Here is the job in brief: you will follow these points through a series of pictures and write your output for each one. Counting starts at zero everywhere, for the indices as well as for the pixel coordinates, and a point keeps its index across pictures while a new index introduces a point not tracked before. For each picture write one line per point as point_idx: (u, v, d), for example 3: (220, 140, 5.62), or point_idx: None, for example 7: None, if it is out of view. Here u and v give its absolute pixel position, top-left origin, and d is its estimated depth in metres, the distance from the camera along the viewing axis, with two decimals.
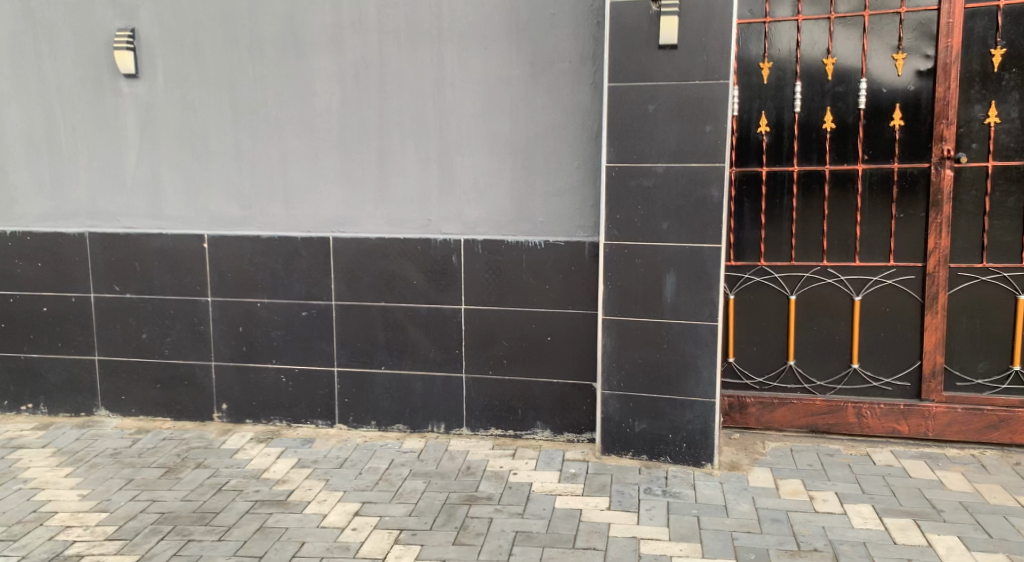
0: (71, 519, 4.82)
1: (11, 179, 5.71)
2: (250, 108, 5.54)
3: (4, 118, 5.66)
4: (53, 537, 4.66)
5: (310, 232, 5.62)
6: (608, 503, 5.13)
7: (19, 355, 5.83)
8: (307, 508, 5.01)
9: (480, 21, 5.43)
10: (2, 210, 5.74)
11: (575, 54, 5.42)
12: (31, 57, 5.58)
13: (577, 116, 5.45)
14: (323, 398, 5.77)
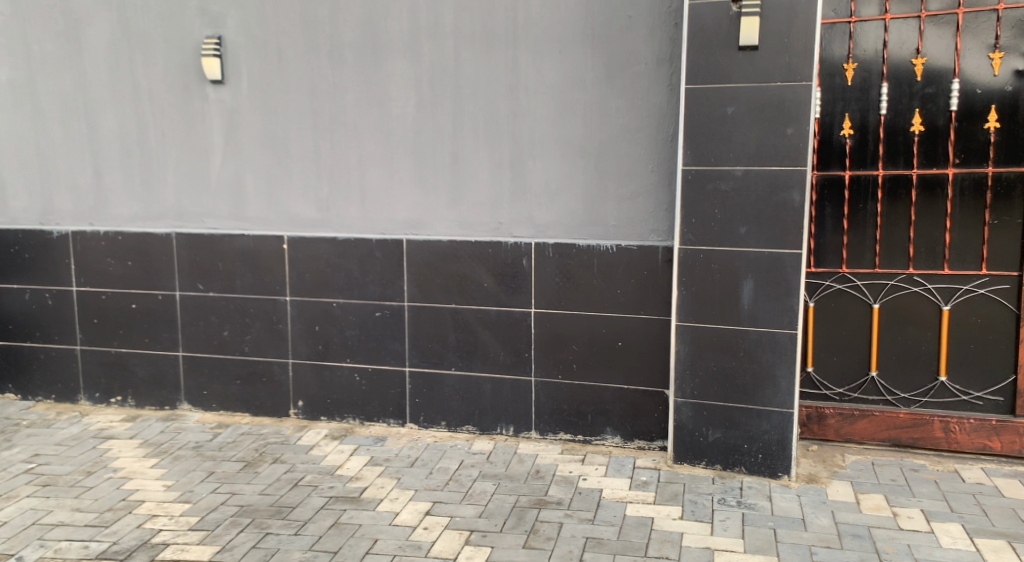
0: (157, 509, 5.01)
1: (103, 180, 5.93)
2: (329, 113, 5.68)
3: (100, 124, 5.87)
4: (141, 525, 4.85)
5: (384, 234, 5.73)
6: (680, 513, 5.06)
7: (109, 350, 6.05)
8: (380, 505, 5.09)
9: (556, 24, 5.45)
10: (94, 210, 5.96)
11: (651, 57, 5.39)
12: (125, 64, 5.79)
13: (651, 119, 5.42)
14: (395, 397, 5.87)
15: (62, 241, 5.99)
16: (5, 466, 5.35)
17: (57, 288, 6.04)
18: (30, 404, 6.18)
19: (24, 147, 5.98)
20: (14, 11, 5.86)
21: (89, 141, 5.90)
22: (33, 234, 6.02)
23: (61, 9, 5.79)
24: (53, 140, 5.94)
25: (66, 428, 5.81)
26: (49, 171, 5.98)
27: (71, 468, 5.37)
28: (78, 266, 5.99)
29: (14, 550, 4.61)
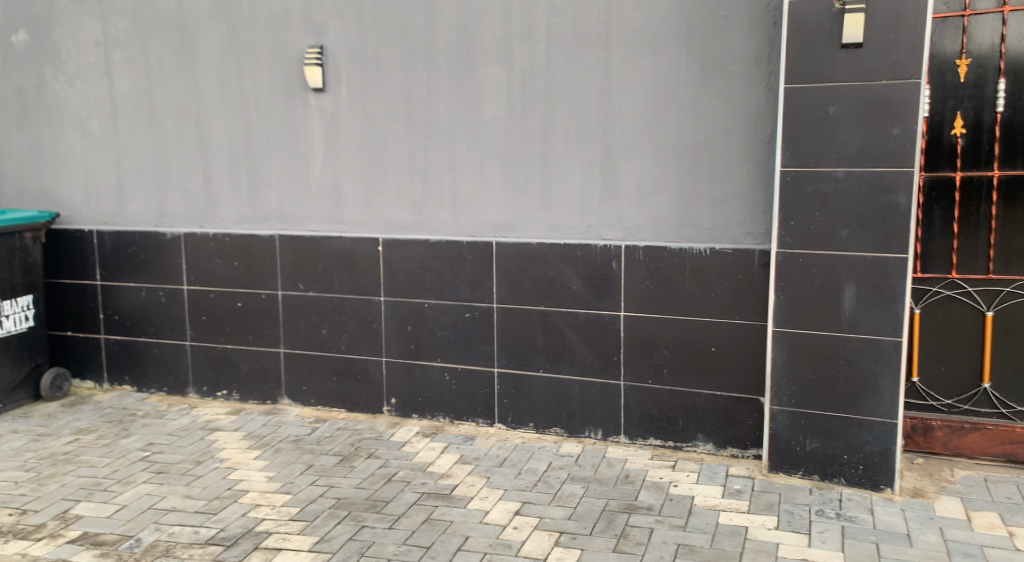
0: (260, 498, 5.22)
1: (212, 184, 6.21)
2: (423, 117, 5.82)
3: (210, 131, 6.15)
4: (246, 513, 5.06)
5: (475, 237, 5.85)
6: (776, 523, 4.94)
7: (216, 346, 6.34)
8: (470, 503, 5.18)
9: (650, 25, 5.44)
10: (203, 213, 6.26)
11: (748, 56, 5.31)
12: (234, 73, 6.04)
13: (747, 120, 5.35)
14: (484, 397, 5.97)
15: (175, 241, 6.29)
16: (123, 453, 5.62)
17: (170, 287, 6.35)
18: (145, 396, 6.52)
19: (141, 154, 6.29)
20: (134, 25, 6.15)
21: (200, 148, 6.18)
22: (148, 237, 6.33)
23: (177, 23, 6.07)
24: (168, 147, 6.24)
25: (177, 419, 6.10)
26: (164, 176, 6.28)
27: (182, 456, 5.63)
28: (189, 265, 6.29)
29: (131, 532, 4.85)
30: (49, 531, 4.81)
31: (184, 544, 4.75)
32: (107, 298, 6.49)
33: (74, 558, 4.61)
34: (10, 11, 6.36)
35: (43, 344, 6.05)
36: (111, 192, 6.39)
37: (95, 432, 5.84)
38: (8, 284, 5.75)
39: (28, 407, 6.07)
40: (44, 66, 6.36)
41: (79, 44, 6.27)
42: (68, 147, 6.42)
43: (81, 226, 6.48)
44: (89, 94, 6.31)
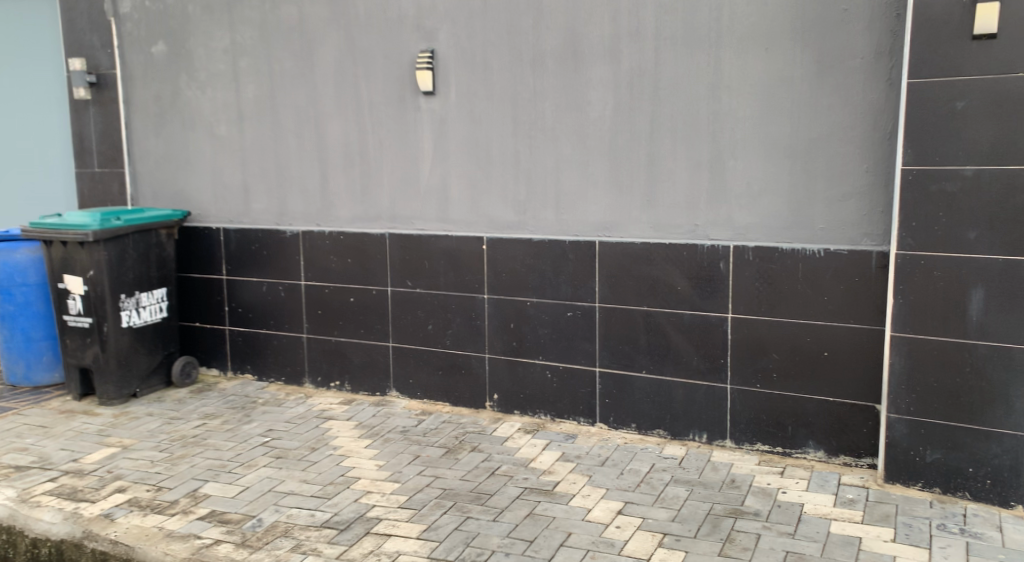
0: (370, 486, 5.39)
1: (328, 184, 6.49)
2: (529, 117, 5.92)
3: (327, 134, 6.43)
4: (357, 499, 5.23)
5: (578, 236, 5.91)
6: (893, 535, 4.75)
7: (330, 339, 6.62)
8: (572, 500, 5.23)
9: (763, 21, 5.34)
10: (320, 212, 6.54)
11: (868, 50, 5.14)
12: (350, 78, 6.29)
13: (867, 117, 5.18)
14: (586, 396, 6.03)
15: (294, 239, 6.61)
16: (245, 437, 5.88)
17: (289, 282, 6.68)
18: (264, 384, 6.86)
19: (264, 156, 6.64)
20: (260, 34, 6.50)
21: (317, 150, 6.47)
22: (270, 234, 6.68)
23: (299, 31, 6.38)
24: (288, 149, 6.56)
25: (294, 407, 6.38)
26: (284, 177, 6.61)
27: (299, 443, 5.84)
28: (306, 261, 6.60)
29: (254, 512, 5.08)
30: (181, 508, 5.08)
31: (302, 526, 4.95)
32: (232, 292, 6.89)
33: (203, 533, 4.85)
34: (150, 24, 6.82)
35: (174, 333, 6.45)
36: (237, 193, 6.77)
37: (220, 417, 6.15)
38: (146, 277, 6.16)
39: (161, 392, 6.46)
40: (178, 75, 6.80)
41: (210, 53, 6.67)
42: (198, 150, 6.84)
43: (208, 224, 6.89)
44: (218, 100, 6.71)
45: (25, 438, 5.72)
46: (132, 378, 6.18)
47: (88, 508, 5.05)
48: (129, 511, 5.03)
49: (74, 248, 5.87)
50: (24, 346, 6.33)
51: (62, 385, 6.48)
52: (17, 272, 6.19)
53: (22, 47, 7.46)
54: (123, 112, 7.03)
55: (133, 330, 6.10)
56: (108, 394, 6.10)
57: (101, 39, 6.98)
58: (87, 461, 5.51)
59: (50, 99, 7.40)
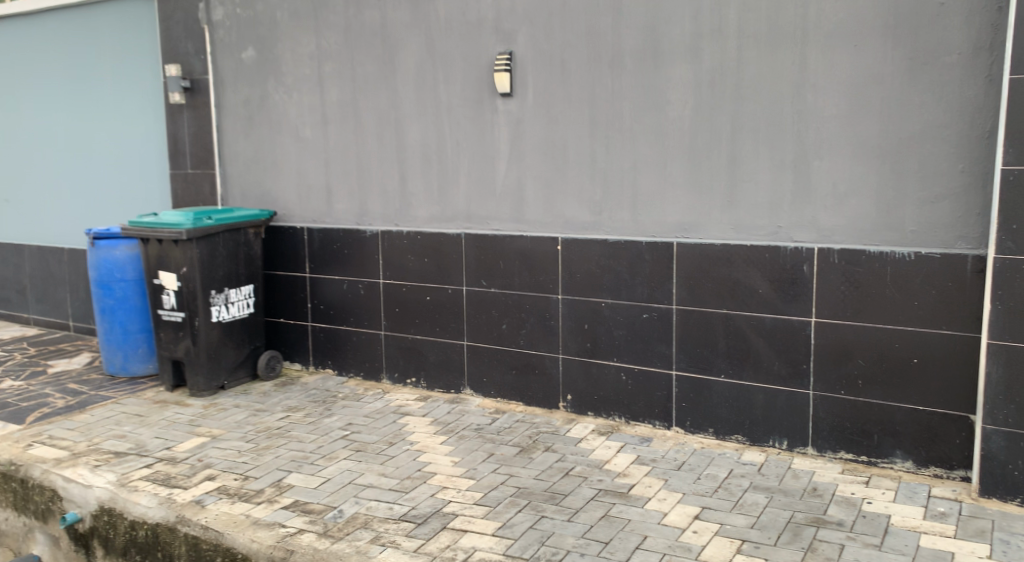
0: (446, 481, 5.45)
1: (408, 185, 6.61)
2: (608, 118, 5.91)
3: (407, 136, 6.55)
4: (434, 494, 5.30)
5: (655, 237, 5.88)
6: (988, 552, 4.55)
7: (407, 336, 6.74)
8: (648, 503, 5.19)
9: (852, 17, 5.18)
10: (398, 212, 6.68)
11: (966, 45, 4.94)
12: (430, 81, 6.40)
13: (964, 114, 4.98)
14: (661, 400, 5.98)
15: (374, 239, 6.76)
16: (327, 430, 6.03)
17: (368, 280, 6.83)
18: (344, 379, 7.03)
19: (346, 157, 6.81)
20: (344, 39, 6.66)
21: (398, 152, 6.61)
22: (350, 234, 6.85)
23: (381, 35, 6.52)
24: (369, 150, 6.72)
25: (372, 402, 6.52)
26: (365, 178, 6.77)
27: (377, 437, 5.95)
28: (384, 261, 6.74)
29: (334, 503, 5.19)
30: (266, 497, 5.22)
31: (380, 518, 5.03)
32: (315, 289, 7.08)
33: (287, 522, 4.98)
34: (241, 31, 7.08)
35: (260, 329, 6.70)
36: (320, 193, 6.96)
37: (303, 410, 6.33)
38: (235, 275, 6.42)
39: (247, 384, 6.69)
40: (267, 80, 7.04)
41: (296, 58, 6.88)
42: (284, 152, 7.07)
43: (293, 223, 7.10)
44: (304, 103, 6.91)
45: (123, 425, 5.98)
46: (221, 371, 6.44)
47: (181, 494, 5.22)
48: (218, 499, 5.19)
49: (168, 247, 6.16)
50: (121, 339, 6.66)
51: (156, 376, 6.79)
52: (116, 268, 6.53)
53: (121, 52, 7.82)
54: (215, 115, 7.32)
55: (222, 325, 6.36)
56: (199, 385, 6.38)
57: (196, 46, 7.29)
58: (180, 449, 5.71)
59: (148, 104, 7.73)
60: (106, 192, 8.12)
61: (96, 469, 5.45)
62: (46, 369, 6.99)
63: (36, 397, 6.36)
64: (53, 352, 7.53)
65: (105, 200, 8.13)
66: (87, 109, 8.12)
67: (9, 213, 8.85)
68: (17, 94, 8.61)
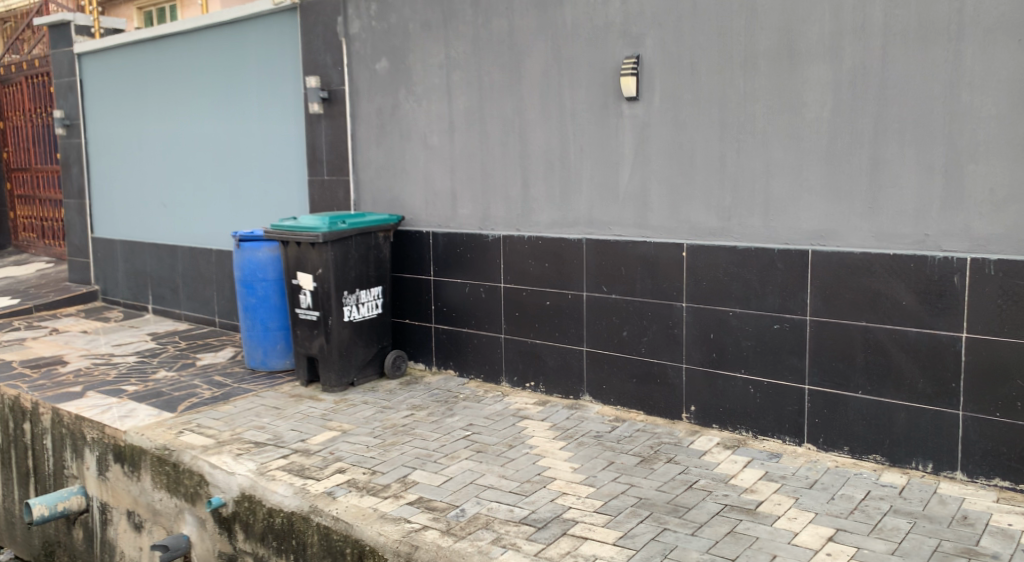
0: (566, 487, 5.43)
1: (531, 191, 6.67)
2: (740, 121, 5.75)
3: (530, 141, 6.62)
4: (554, 499, 5.28)
5: (788, 244, 5.67)
6: None
7: (528, 341, 6.79)
8: (777, 521, 4.96)
9: (1015, 10, 4.82)
10: (521, 218, 6.75)
11: None
12: (555, 86, 6.44)
13: None
14: (792, 414, 5.75)
15: (496, 243, 6.87)
16: (449, 430, 6.16)
17: (490, 284, 6.94)
18: (464, 380, 7.16)
19: (471, 164, 6.95)
20: (472, 47, 6.81)
21: (522, 158, 6.68)
22: (473, 238, 6.98)
23: (508, 43, 6.62)
24: (494, 156, 6.83)
25: (492, 404, 6.62)
26: (488, 183, 6.89)
27: (497, 439, 6.03)
28: (506, 265, 6.84)
29: (457, 501, 5.26)
30: (392, 492, 5.36)
31: (501, 520, 5.05)
32: (439, 292, 7.25)
33: (412, 518, 5.07)
34: (375, 43, 7.37)
35: (387, 329, 6.96)
36: (445, 199, 7.14)
37: (426, 409, 6.51)
38: (366, 276, 6.70)
39: (375, 382, 6.95)
40: (398, 89, 7.29)
41: (427, 67, 7.09)
42: (413, 159, 7.29)
43: (419, 228, 7.31)
44: (433, 112, 7.12)
45: (262, 417, 6.31)
46: (351, 368, 6.73)
47: (314, 485, 5.41)
48: (347, 491, 5.35)
49: (306, 248, 6.51)
50: (262, 335, 7.10)
51: (292, 371, 7.19)
52: (259, 269, 6.97)
53: (266, 52, 8.29)
54: (351, 124, 7.66)
55: (353, 324, 6.65)
56: (331, 382, 6.69)
57: (334, 58, 7.65)
58: (313, 442, 5.96)
59: (291, 99, 8.15)
60: (252, 199, 8.64)
61: (239, 457, 5.72)
62: (195, 362, 7.54)
63: (186, 388, 6.84)
64: (201, 346, 8.10)
65: (252, 206, 8.65)
66: (238, 114, 8.65)
67: (166, 218, 9.56)
68: (176, 104, 9.28)
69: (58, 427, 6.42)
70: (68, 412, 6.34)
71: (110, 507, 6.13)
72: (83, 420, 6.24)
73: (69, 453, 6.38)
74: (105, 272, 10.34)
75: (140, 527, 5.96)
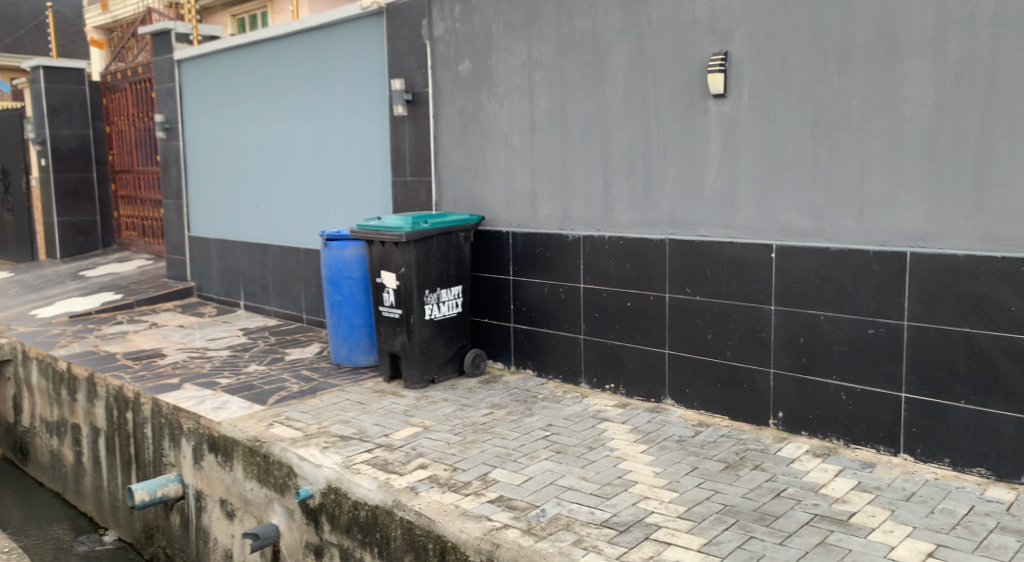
0: (648, 491, 5.31)
1: (613, 191, 6.59)
2: (834, 118, 5.53)
3: (613, 140, 6.54)
4: (636, 503, 5.18)
5: (885, 246, 5.42)
6: None
7: (607, 342, 6.71)
8: (872, 534, 4.74)
9: None
10: (603, 217, 6.67)
11: None
12: (639, 85, 6.34)
13: None
14: (887, 423, 5.49)
15: (576, 243, 6.82)
16: (528, 430, 6.15)
17: (569, 284, 6.89)
18: (543, 380, 7.13)
19: (553, 164, 6.92)
20: (555, 47, 6.78)
21: (605, 157, 6.60)
22: (553, 238, 6.95)
23: (591, 42, 6.56)
24: (575, 156, 6.77)
25: (572, 405, 6.57)
26: (569, 183, 6.84)
27: (577, 440, 5.99)
28: (586, 265, 6.77)
29: (537, 501, 5.23)
30: (473, 489, 5.36)
31: (582, 522, 4.98)
32: (517, 292, 7.24)
33: (493, 516, 5.05)
34: (458, 45, 7.42)
35: (467, 328, 7.02)
36: (526, 199, 7.13)
37: (505, 408, 6.52)
38: (447, 275, 6.78)
39: (455, 380, 7.02)
40: (481, 90, 7.32)
41: (509, 68, 7.09)
42: (494, 159, 7.31)
43: (500, 228, 7.33)
44: (514, 112, 7.11)
45: (347, 412, 6.46)
46: (431, 366, 6.82)
47: (397, 479, 5.48)
48: (430, 487, 5.39)
49: (389, 248, 6.63)
50: (348, 332, 7.26)
51: (376, 367, 7.34)
52: (344, 268, 7.15)
53: (354, 55, 8.46)
54: (433, 125, 7.72)
55: (434, 323, 6.74)
56: (412, 378, 6.79)
57: (418, 60, 7.73)
58: (396, 437, 6.05)
59: (376, 101, 8.30)
60: (340, 199, 8.83)
61: (325, 450, 5.86)
62: (284, 357, 7.78)
63: (275, 382, 7.07)
64: (290, 341, 8.36)
65: (339, 206, 8.85)
66: (327, 117, 8.86)
67: (259, 217, 9.88)
68: (269, 106, 9.56)
69: (158, 417, 6.74)
70: (167, 403, 6.65)
71: (205, 494, 6.39)
72: (181, 411, 6.53)
73: (168, 442, 6.69)
74: (201, 268, 10.78)
75: (232, 515, 6.20)
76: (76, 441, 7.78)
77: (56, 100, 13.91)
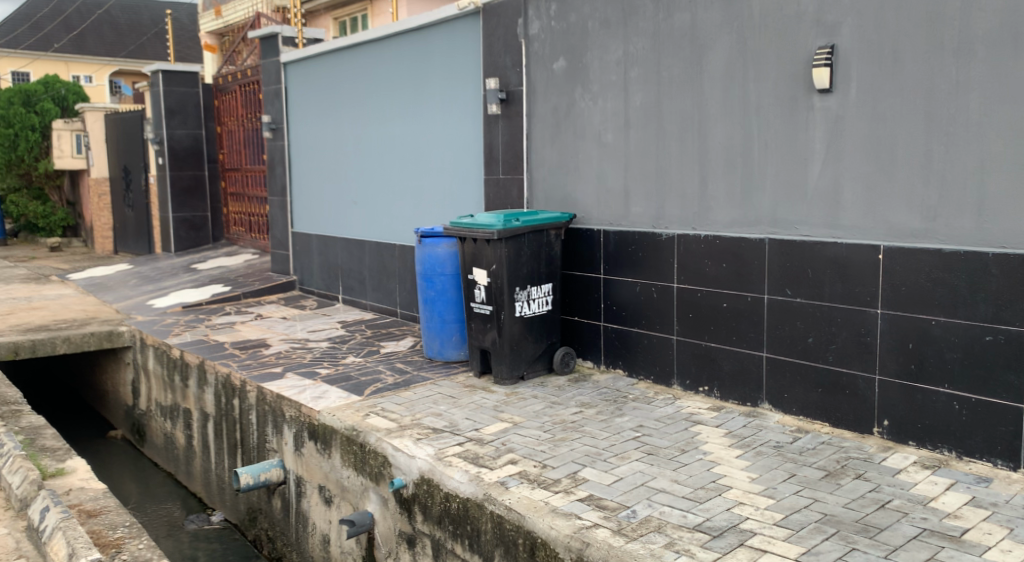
0: (743, 497, 5.16)
1: (711, 189, 6.43)
2: (949, 113, 5.22)
3: (712, 137, 6.37)
4: (730, 508, 5.03)
5: (1006, 248, 5.08)
6: None
7: (701, 343, 6.56)
8: (988, 552, 4.46)
9: None
10: (700, 216, 6.52)
11: None
12: (740, 81, 6.16)
13: None
14: (1006, 436, 5.15)
15: (670, 241, 6.68)
16: (619, 430, 6.10)
17: (662, 283, 6.76)
18: (634, 380, 7.05)
19: (649, 161, 6.80)
20: (651, 43, 6.66)
21: (702, 155, 6.45)
22: (646, 237, 6.83)
23: (690, 37, 6.41)
24: (672, 154, 6.64)
25: (663, 406, 6.47)
26: (665, 181, 6.71)
27: (669, 442, 5.89)
28: (681, 263, 6.63)
29: (628, 502, 5.15)
30: (563, 487, 5.34)
31: (674, 524, 4.88)
32: (609, 291, 7.16)
33: (583, 514, 5.00)
34: (554, 42, 7.40)
35: (556, 326, 7.02)
36: (619, 197, 7.04)
37: (595, 407, 6.48)
38: (536, 274, 6.80)
39: (544, 377, 7.05)
40: (575, 87, 7.27)
41: (604, 65, 7.01)
42: (588, 157, 7.26)
43: (591, 226, 7.27)
44: (609, 109, 7.03)
45: (439, 405, 6.57)
46: (521, 362, 6.85)
47: (488, 474, 5.52)
48: (520, 482, 5.39)
49: (482, 245, 6.69)
50: (440, 327, 7.39)
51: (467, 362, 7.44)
52: (438, 264, 7.27)
53: (450, 56, 8.55)
54: (526, 123, 7.74)
55: (525, 320, 6.76)
56: (503, 374, 6.84)
57: (512, 59, 7.76)
58: (487, 432, 6.11)
59: (471, 101, 8.37)
60: (436, 197, 8.96)
61: (419, 441, 5.97)
62: (379, 349, 7.98)
63: (371, 373, 7.26)
64: (386, 334, 8.58)
65: (434, 203, 8.98)
66: (423, 116, 8.99)
67: (358, 214, 10.13)
68: (371, 106, 9.77)
69: (262, 404, 7.03)
70: (270, 391, 6.94)
71: (304, 480, 6.63)
72: (283, 399, 6.79)
73: (271, 429, 6.98)
74: (304, 262, 11.16)
75: (330, 501, 6.41)
76: (188, 424, 8.21)
77: (174, 102, 14.69)
